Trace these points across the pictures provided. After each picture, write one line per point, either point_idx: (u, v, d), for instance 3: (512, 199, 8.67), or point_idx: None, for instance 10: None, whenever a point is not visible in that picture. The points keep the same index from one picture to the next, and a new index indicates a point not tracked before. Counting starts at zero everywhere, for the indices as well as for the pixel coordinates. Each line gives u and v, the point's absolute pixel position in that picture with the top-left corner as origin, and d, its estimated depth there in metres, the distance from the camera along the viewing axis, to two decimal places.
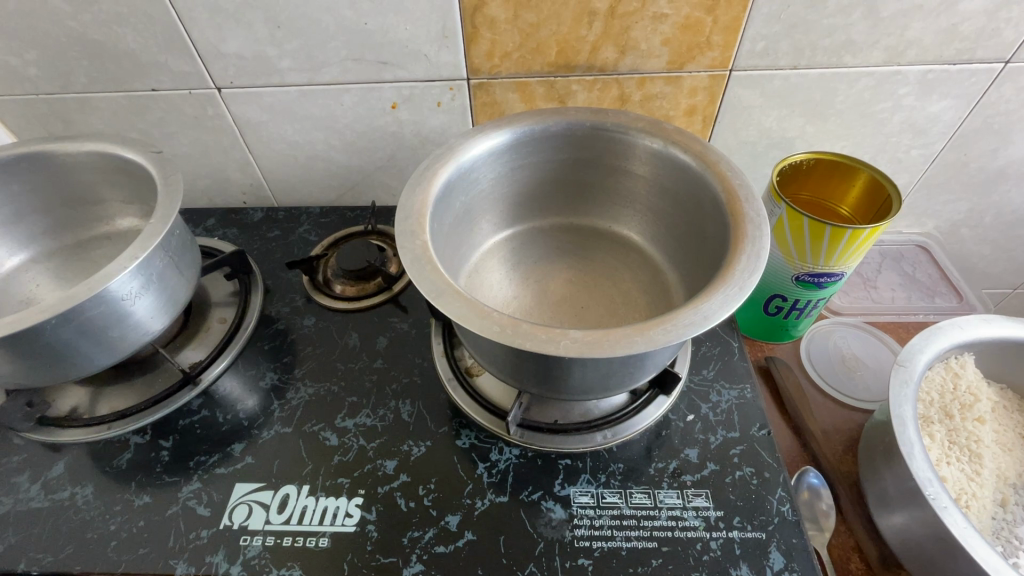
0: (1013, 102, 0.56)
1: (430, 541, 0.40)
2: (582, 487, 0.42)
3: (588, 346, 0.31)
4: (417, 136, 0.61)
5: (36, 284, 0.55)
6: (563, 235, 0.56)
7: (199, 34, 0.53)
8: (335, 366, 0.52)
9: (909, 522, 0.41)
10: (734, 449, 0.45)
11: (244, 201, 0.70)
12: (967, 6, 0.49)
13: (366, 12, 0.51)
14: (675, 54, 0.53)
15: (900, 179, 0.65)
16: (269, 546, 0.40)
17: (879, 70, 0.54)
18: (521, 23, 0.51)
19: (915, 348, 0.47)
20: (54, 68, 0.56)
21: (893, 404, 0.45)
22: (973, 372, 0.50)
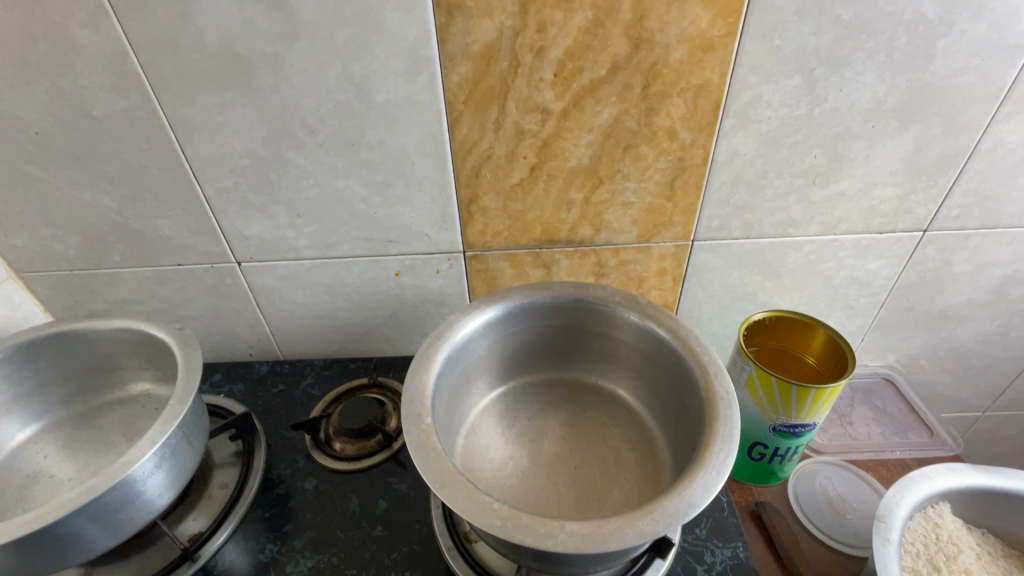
0: (937, 260, 0.65)
1: None
2: None
3: (584, 539, 0.34)
4: (417, 297, 0.67)
5: (44, 455, 0.56)
6: (554, 390, 0.60)
7: (228, 221, 0.60)
8: (336, 534, 0.52)
9: None
10: None
11: (249, 354, 0.73)
12: (881, 192, 0.58)
13: (376, 204, 0.59)
14: (643, 229, 0.61)
15: (856, 321, 0.72)
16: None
17: (819, 239, 0.62)
18: (509, 210, 0.59)
19: (891, 500, 0.50)
20: (92, 249, 0.62)
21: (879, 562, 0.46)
22: (952, 521, 0.52)
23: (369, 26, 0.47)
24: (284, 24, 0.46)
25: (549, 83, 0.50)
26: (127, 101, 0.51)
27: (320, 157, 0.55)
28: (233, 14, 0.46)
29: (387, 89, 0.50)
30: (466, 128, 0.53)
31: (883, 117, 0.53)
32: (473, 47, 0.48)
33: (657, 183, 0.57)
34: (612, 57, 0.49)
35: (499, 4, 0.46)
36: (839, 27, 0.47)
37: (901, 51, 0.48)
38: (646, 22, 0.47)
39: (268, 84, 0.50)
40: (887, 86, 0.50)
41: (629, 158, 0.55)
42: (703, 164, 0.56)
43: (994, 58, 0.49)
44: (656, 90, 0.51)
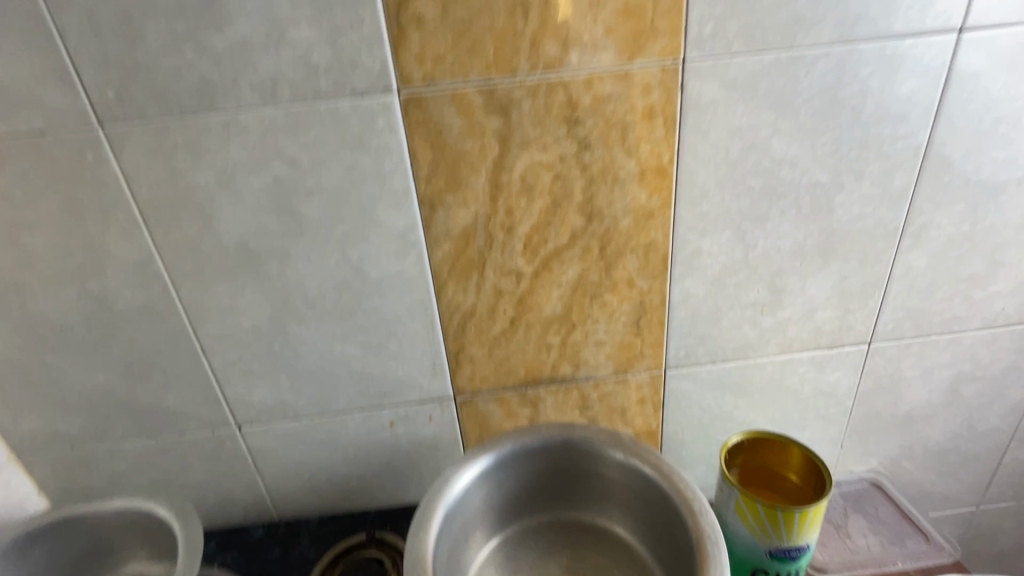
0: (888, 367, 0.71)
1: None
2: None
3: None
4: (412, 444, 0.70)
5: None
6: (552, 533, 0.61)
7: (231, 389, 0.64)
8: None
9: None
10: None
11: (244, 517, 0.73)
12: (822, 314, 0.66)
13: (371, 362, 0.64)
14: (619, 363, 0.67)
15: (831, 429, 0.76)
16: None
17: (778, 358, 0.68)
18: (494, 357, 0.64)
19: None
20: (96, 426, 0.65)
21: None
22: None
23: (365, 221, 0.55)
24: (292, 225, 0.55)
25: (520, 252, 0.58)
26: (148, 294, 0.57)
27: (321, 326, 0.61)
28: (249, 221, 0.54)
29: (380, 267, 0.58)
30: (451, 292, 0.60)
31: (807, 255, 0.61)
32: (453, 230, 0.57)
33: (625, 324, 0.64)
34: (570, 228, 0.58)
35: (473, 197, 0.55)
36: (753, 193, 0.57)
37: (808, 206, 0.58)
38: (595, 201, 0.56)
39: (275, 271, 0.57)
40: (804, 232, 0.60)
41: (596, 305, 0.62)
42: (662, 305, 0.63)
43: (885, 205, 0.59)
44: (611, 250, 0.59)
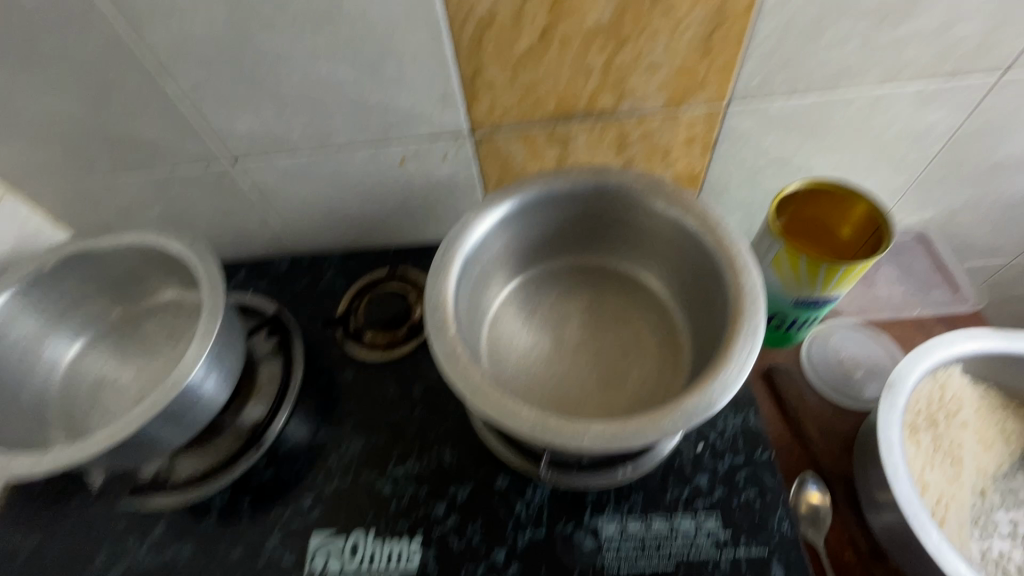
0: (1010, 105, 0.57)
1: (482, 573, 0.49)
2: (609, 516, 0.51)
3: (608, 439, 0.39)
4: (427, 183, 0.63)
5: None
6: (573, 275, 0.61)
7: (210, 118, 0.55)
8: (381, 416, 0.60)
9: (894, 519, 0.50)
10: (739, 472, 0.52)
11: (267, 248, 0.74)
12: (964, 28, 0.49)
13: (367, 87, 0.52)
14: (673, 94, 0.54)
15: (900, 178, 0.66)
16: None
17: (875, 91, 0.55)
18: (519, 82, 0.52)
19: (889, 395, 0.54)
20: (79, 157, 0.59)
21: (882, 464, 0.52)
22: (966, 403, 0.58)
23: None
24: None
25: None
26: None
27: (295, 35, 0.47)
28: None
29: None
30: None
31: None
32: None
33: (692, 37, 0.48)
34: None
35: None
36: None
37: None
38: None
39: None
40: None
41: (659, 8, 0.46)
42: (749, 9, 0.46)
43: None
44: None
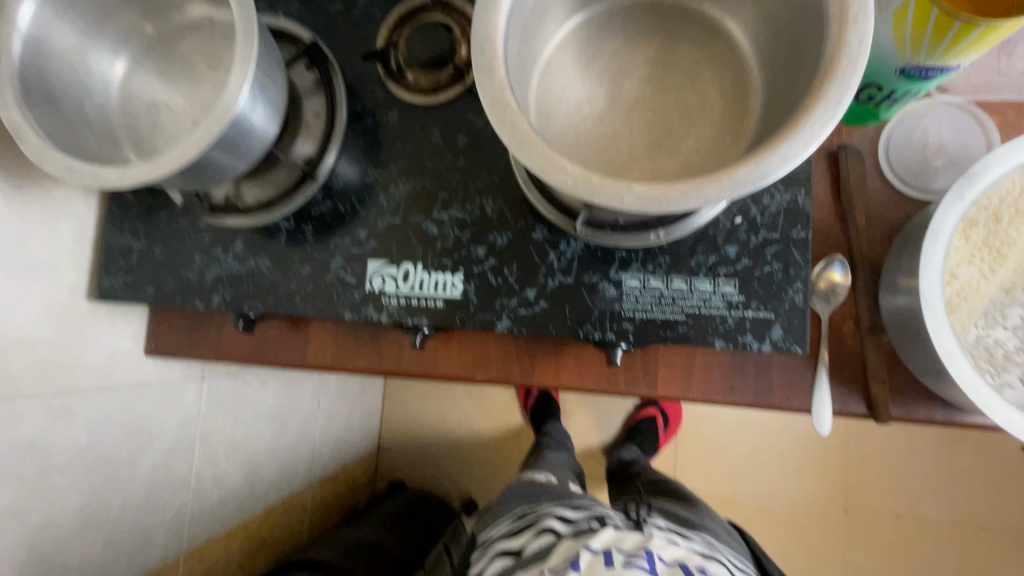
0: None
1: (515, 305, 0.57)
2: (633, 272, 0.55)
3: (648, 201, 0.39)
4: None
5: (19, 112, 0.50)
6: (645, 17, 0.53)
7: None
8: (425, 163, 0.61)
9: (906, 303, 0.53)
10: (770, 247, 0.53)
11: None
12: None
13: None
14: None
15: None
16: (407, 309, 0.59)
17: None
18: None
19: (961, 185, 0.51)
20: None
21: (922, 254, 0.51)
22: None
23: None
24: None
25: None
26: None
27: None
28: None
29: None
30: None
31: None
32: None
33: None
34: None
35: None
36: None
37: None
38: None
39: None
40: None
41: None
42: None
43: None
44: None
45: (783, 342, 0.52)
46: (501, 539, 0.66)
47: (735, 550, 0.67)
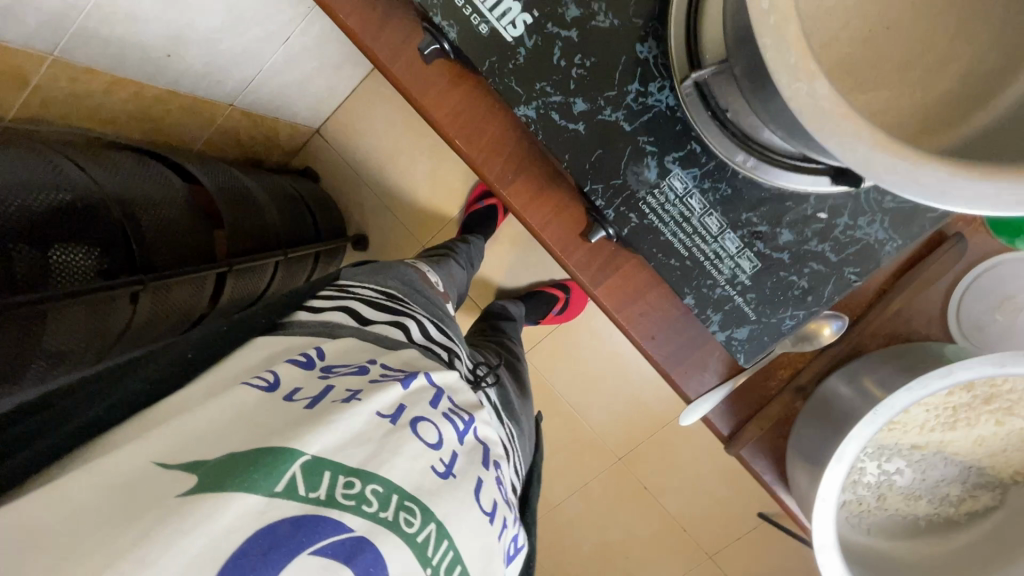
0: None
1: (552, 104, 0.46)
2: (684, 175, 0.46)
3: None
4: None
5: None
6: None
7: None
8: None
9: (850, 396, 0.51)
10: (814, 263, 0.47)
11: None
12: None
13: None
14: None
15: None
16: (444, 4, 0.46)
17: None
18: None
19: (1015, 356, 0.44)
20: None
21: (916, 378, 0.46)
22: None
23: None
24: None
25: None
26: None
27: None
28: None
29: None
30: None
31: None
32: None
33: None
34: None
35: None
36: None
37: None
38: None
39: None
40: None
41: None
42: None
43: None
44: None
45: (737, 344, 0.48)
46: (358, 301, 0.62)
47: (526, 451, 0.70)
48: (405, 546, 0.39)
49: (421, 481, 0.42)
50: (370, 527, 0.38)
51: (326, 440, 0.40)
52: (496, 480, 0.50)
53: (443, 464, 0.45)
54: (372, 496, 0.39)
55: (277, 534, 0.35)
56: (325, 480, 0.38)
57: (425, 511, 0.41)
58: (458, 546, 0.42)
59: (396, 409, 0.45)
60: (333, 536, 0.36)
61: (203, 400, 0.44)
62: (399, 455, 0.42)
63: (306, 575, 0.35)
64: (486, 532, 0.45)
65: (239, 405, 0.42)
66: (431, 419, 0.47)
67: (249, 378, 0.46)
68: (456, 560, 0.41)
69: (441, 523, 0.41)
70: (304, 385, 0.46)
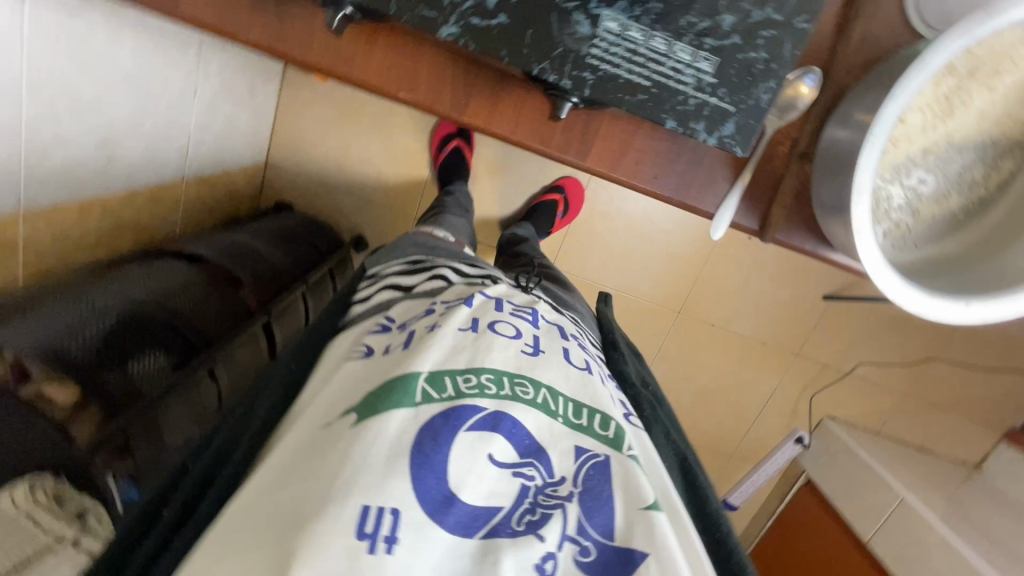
0: None
1: (468, 10, 0.47)
2: (615, 14, 0.48)
3: None
4: None
5: None
6: None
7: None
8: None
9: (846, 135, 0.53)
10: (765, 31, 0.48)
11: None
12: None
13: None
14: None
15: None
16: None
17: None
18: None
19: (977, 19, 0.46)
20: None
21: (898, 85, 0.49)
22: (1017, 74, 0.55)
23: None
24: None
25: None
26: None
27: None
28: None
29: None
30: None
31: None
32: None
33: None
34: None
35: None
36: None
37: None
38: None
39: None
40: None
41: None
42: None
43: None
44: None
45: (730, 141, 0.50)
46: (394, 274, 0.68)
47: (593, 330, 0.76)
48: (532, 407, 0.45)
49: (519, 362, 0.48)
50: (499, 402, 0.44)
51: (432, 358, 0.46)
52: (578, 346, 0.56)
53: (530, 344, 0.51)
54: (488, 381, 0.45)
55: (433, 426, 0.41)
56: (447, 383, 0.44)
57: (533, 381, 0.47)
58: (574, 397, 0.48)
59: (472, 321, 0.51)
60: (475, 414, 0.42)
61: (327, 378, 0.51)
62: (492, 349, 0.48)
63: (468, 446, 0.41)
64: (591, 379, 0.50)
65: (353, 372, 0.49)
66: (503, 319, 0.53)
67: (349, 355, 0.53)
68: (577, 404, 0.47)
69: (551, 386, 0.47)
70: (392, 339, 0.53)
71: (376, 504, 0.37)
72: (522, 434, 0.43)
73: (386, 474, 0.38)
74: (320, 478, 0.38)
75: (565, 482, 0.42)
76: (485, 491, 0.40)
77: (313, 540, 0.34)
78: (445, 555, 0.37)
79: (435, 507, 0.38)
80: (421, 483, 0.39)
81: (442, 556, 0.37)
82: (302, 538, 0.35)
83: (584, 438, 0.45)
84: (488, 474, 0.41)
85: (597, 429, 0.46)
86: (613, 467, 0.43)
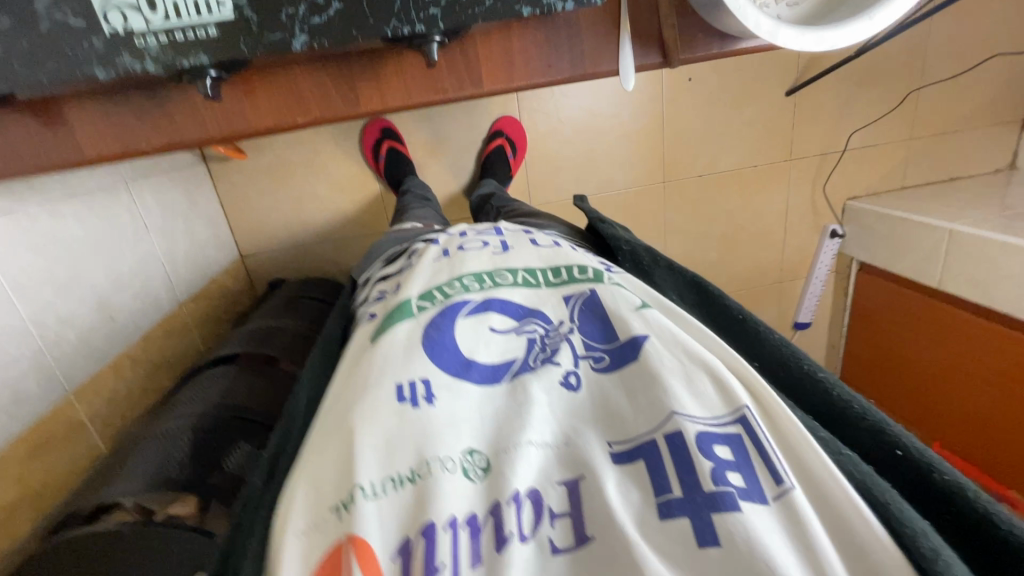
0: None
1: (305, 14, 0.49)
2: None
3: None
4: None
5: None
6: None
7: None
8: None
9: None
10: None
11: None
12: None
13: None
14: None
15: None
16: (176, 50, 0.49)
17: None
18: None
19: None
20: None
21: None
22: None
23: None
24: None
25: None
26: None
27: None
28: None
29: None
30: None
31: None
32: None
33: None
34: None
35: None
36: None
37: None
38: None
39: None
40: None
41: None
42: None
43: None
44: None
45: None
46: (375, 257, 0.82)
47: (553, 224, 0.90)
48: (511, 287, 0.60)
49: (492, 261, 0.64)
50: (483, 292, 0.59)
51: (420, 282, 0.62)
52: (536, 236, 0.71)
53: (498, 246, 0.67)
54: (469, 281, 0.61)
55: (439, 321, 0.56)
56: (436, 293, 0.59)
57: (507, 270, 0.63)
58: (542, 266, 0.64)
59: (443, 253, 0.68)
60: (466, 305, 0.57)
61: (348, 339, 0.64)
62: (465, 261, 0.64)
63: (470, 328, 0.55)
64: (554, 252, 0.66)
65: (365, 324, 0.62)
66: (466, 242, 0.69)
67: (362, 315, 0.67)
68: (553, 268, 0.63)
69: (522, 267, 0.63)
70: (387, 290, 0.67)
71: (406, 376, 0.49)
72: (512, 307, 0.58)
73: (406, 357, 0.51)
74: (356, 384, 0.49)
75: (563, 323, 0.56)
76: (498, 350, 0.54)
77: (364, 412, 0.45)
78: (480, 400, 0.50)
79: (458, 369, 0.51)
80: (441, 353, 0.52)
81: (476, 401, 0.50)
82: (358, 412, 0.46)
83: (558, 288, 0.60)
84: (494, 338, 0.55)
85: (567, 277, 0.61)
86: (598, 294, 0.57)
